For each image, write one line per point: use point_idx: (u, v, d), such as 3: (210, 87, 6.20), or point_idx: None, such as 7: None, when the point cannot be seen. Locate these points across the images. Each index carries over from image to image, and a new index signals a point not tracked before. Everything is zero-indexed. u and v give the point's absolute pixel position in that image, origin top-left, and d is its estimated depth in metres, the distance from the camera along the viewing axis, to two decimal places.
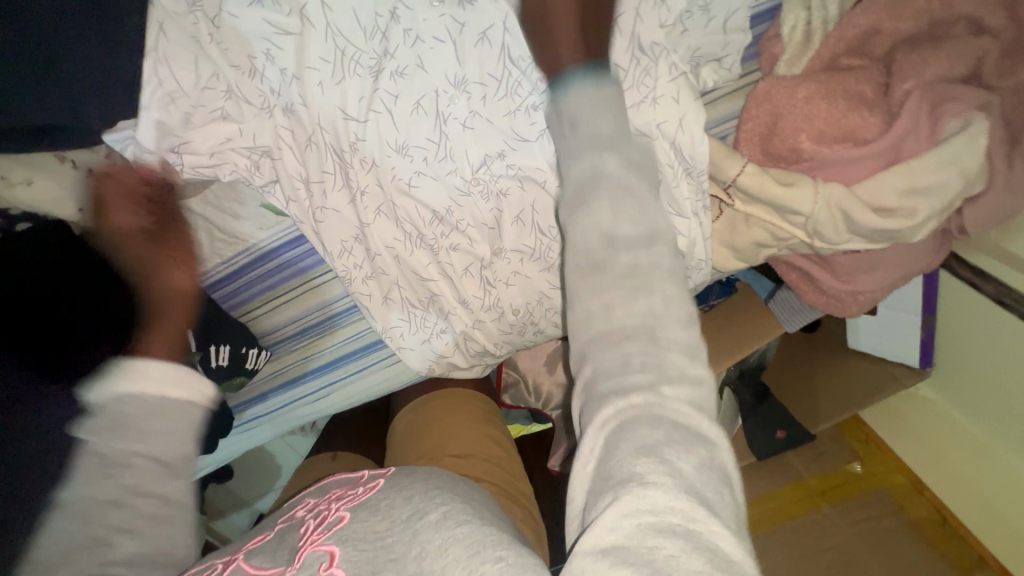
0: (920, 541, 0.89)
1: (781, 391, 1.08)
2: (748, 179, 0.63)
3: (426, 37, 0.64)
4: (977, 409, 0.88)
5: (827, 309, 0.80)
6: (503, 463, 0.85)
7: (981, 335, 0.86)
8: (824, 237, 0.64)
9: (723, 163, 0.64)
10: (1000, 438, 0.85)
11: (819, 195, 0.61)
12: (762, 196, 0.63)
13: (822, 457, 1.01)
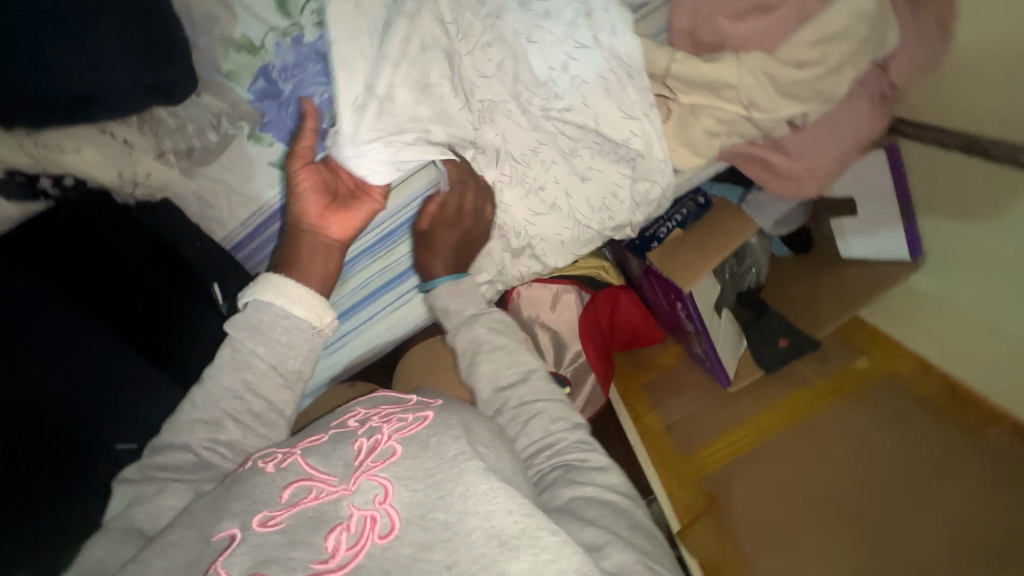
0: (928, 417, 0.84)
1: (782, 308, 1.10)
2: (680, 65, 0.71)
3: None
4: (974, 276, 0.89)
5: (792, 194, 0.84)
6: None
7: (952, 198, 0.91)
8: (759, 106, 0.71)
9: (654, 56, 0.74)
10: (1003, 294, 0.84)
11: (742, 63, 0.69)
12: (696, 78, 0.71)
13: (827, 361, 1.01)
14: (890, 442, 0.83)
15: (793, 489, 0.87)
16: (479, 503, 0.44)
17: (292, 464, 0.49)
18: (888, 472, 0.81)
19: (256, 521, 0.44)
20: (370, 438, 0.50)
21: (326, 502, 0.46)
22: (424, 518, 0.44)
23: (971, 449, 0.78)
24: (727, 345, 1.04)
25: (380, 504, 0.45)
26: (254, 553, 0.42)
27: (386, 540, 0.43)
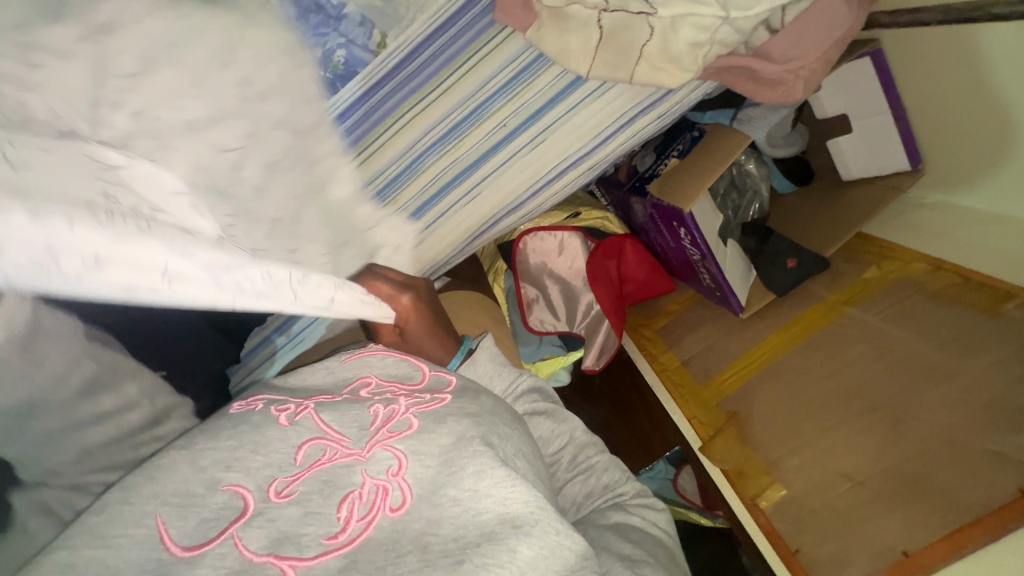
0: (946, 305, 0.83)
1: (791, 234, 1.10)
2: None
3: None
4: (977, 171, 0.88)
5: (781, 101, 0.86)
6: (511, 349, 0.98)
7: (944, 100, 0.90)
8: (734, 3, 0.76)
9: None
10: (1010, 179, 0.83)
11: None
12: None
13: (841, 276, 1.00)
14: (910, 331, 0.83)
15: (812, 393, 0.86)
16: (494, 487, 0.52)
17: (304, 420, 0.55)
18: (909, 362, 0.80)
19: (273, 490, 0.49)
20: (386, 409, 0.57)
21: (338, 465, 0.52)
22: (436, 496, 0.51)
23: (989, 324, 0.76)
24: (736, 271, 1.05)
25: (392, 476, 0.52)
26: (268, 530, 0.46)
27: (397, 513, 0.49)
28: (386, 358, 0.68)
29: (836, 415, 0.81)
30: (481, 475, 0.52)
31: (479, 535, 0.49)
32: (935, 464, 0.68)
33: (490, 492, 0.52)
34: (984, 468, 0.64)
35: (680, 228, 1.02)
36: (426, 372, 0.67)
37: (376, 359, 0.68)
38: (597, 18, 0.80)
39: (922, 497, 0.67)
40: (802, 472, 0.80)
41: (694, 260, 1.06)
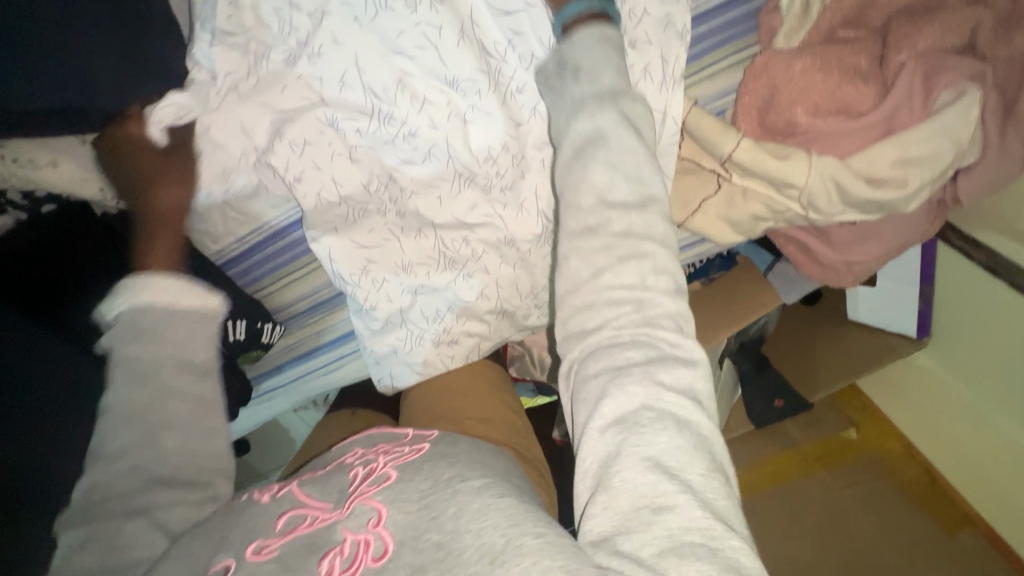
0: (908, 505, 0.92)
1: (781, 363, 1.10)
2: (744, 153, 0.64)
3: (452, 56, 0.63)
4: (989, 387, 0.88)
5: (825, 281, 0.82)
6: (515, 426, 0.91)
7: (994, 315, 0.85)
8: (817, 209, 0.66)
9: (717, 137, 0.65)
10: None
11: (813, 167, 0.62)
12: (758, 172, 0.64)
13: (817, 423, 1.04)
14: (868, 519, 0.91)
15: (767, 550, 0.93)
16: (484, 516, 0.40)
17: (283, 492, 0.47)
18: (862, 556, 0.88)
19: (249, 550, 0.42)
20: (362, 466, 0.49)
21: (317, 525, 0.43)
22: (418, 540, 0.40)
23: (944, 545, 0.88)
24: (723, 397, 1.04)
25: (374, 527, 0.42)
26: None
27: (378, 563, 0.40)
28: (372, 435, 0.62)
29: None
30: (463, 513, 0.41)
31: None
32: None
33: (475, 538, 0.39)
34: None
35: None
36: (411, 430, 0.60)
37: (362, 437, 0.63)
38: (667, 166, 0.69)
39: None
40: None
41: None
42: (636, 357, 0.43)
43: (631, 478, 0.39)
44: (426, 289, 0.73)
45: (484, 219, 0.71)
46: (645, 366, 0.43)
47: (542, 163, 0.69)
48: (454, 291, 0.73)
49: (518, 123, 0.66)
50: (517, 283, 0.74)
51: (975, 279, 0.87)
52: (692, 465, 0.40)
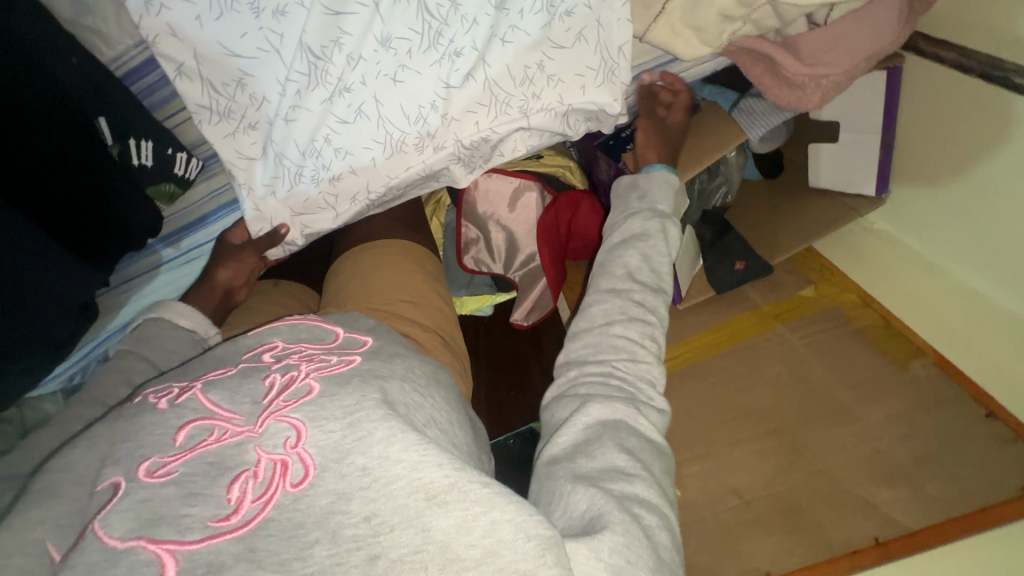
0: (864, 344, 0.89)
1: (747, 231, 1.07)
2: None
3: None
4: (947, 240, 0.90)
5: (792, 105, 0.78)
6: (440, 301, 0.83)
7: (951, 161, 0.86)
8: None
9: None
10: (985, 251, 0.84)
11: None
12: None
13: (778, 286, 1.02)
14: (823, 362, 0.89)
15: (726, 402, 0.90)
16: (405, 452, 0.45)
17: (190, 401, 0.52)
18: (820, 397, 0.86)
19: (144, 470, 0.46)
20: (284, 377, 0.54)
21: (229, 445, 0.48)
22: (342, 465, 0.45)
23: (896, 376, 0.85)
24: (685, 259, 1.01)
25: (291, 449, 0.47)
26: (138, 511, 0.43)
27: (297, 489, 0.44)
28: (295, 326, 0.64)
29: (743, 430, 0.86)
30: (390, 441, 0.46)
31: (395, 517, 0.41)
32: (818, 499, 0.78)
33: (401, 458, 0.45)
34: (852, 513, 0.75)
35: None
36: (340, 332, 0.64)
37: (284, 328, 0.64)
38: None
39: (797, 526, 0.76)
40: (700, 477, 0.84)
41: None
42: (614, 370, 0.61)
43: (599, 454, 0.53)
44: (305, 114, 0.65)
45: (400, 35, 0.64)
46: (620, 366, 0.62)
47: None
48: (332, 112, 0.65)
49: None
50: (400, 105, 0.66)
51: (930, 124, 0.87)
52: (628, 461, 0.53)
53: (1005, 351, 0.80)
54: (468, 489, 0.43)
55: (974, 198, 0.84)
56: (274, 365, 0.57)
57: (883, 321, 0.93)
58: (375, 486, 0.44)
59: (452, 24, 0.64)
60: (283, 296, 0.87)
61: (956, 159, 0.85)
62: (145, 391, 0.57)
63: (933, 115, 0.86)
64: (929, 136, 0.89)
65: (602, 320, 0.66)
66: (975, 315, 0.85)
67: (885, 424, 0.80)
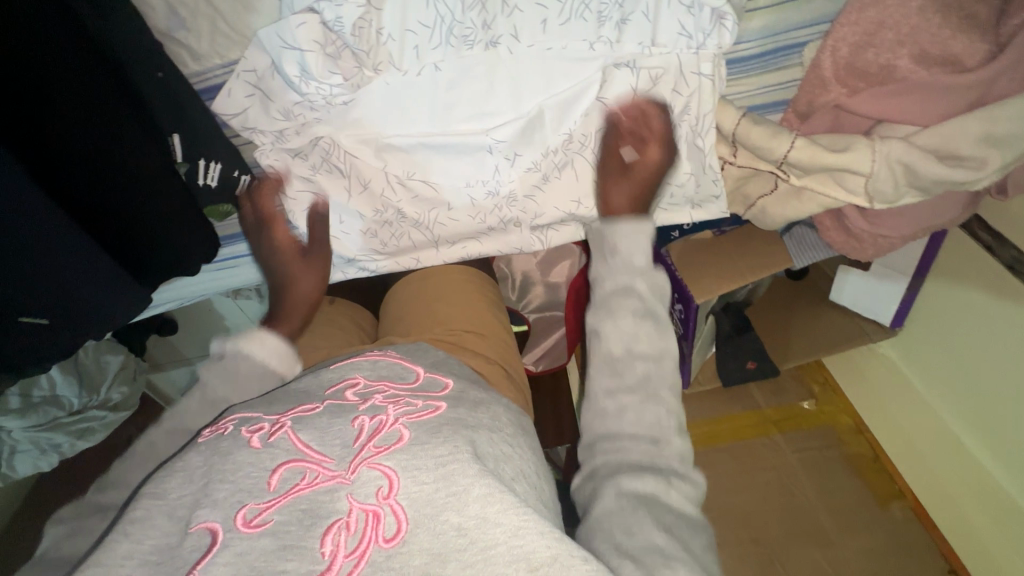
0: (851, 473, 0.99)
1: (762, 329, 1.12)
2: (798, 152, 0.66)
3: (522, 4, 0.64)
4: (936, 385, 0.95)
5: (845, 250, 0.81)
6: (503, 342, 0.84)
7: (958, 325, 0.91)
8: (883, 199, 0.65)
9: (768, 143, 0.67)
10: (971, 414, 0.89)
11: (876, 153, 0.62)
12: (818, 162, 0.65)
13: (781, 391, 1.09)
14: (813, 483, 0.97)
15: (726, 505, 0.97)
16: (503, 514, 0.46)
17: (280, 441, 0.52)
18: (808, 519, 0.94)
19: (242, 519, 0.46)
20: (372, 421, 0.54)
21: (322, 490, 0.48)
22: (436, 522, 0.46)
23: (878, 514, 0.95)
24: (702, 346, 1.06)
25: (383, 500, 0.47)
26: (238, 564, 0.43)
27: (392, 544, 0.45)
28: (376, 362, 0.66)
29: (736, 536, 0.94)
30: (488, 501, 0.47)
31: None
32: None
33: (501, 521, 0.46)
34: None
35: (676, 302, 0.98)
36: (420, 373, 0.66)
37: (366, 363, 0.66)
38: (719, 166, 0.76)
39: None
40: None
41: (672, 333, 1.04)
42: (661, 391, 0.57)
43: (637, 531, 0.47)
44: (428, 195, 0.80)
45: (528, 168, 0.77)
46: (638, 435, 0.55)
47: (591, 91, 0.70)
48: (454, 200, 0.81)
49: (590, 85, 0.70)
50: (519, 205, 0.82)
51: (951, 285, 0.91)
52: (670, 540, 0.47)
53: (974, 515, 0.88)
54: (569, 563, 0.44)
55: (961, 365, 0.90)
56: (359, 405, 0.56)
57: (869, 453, 1.02)
58: (471, 548, 0.44)
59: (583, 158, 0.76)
60: (340, 319, 0.89)
61: (964, 327, 0.90)
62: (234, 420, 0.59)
63: (955, 280, 0.90)
64: (951, 297, 0.92)
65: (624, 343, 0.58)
66: (953, 470, 0.91)
67: (860, 558, 0.89)
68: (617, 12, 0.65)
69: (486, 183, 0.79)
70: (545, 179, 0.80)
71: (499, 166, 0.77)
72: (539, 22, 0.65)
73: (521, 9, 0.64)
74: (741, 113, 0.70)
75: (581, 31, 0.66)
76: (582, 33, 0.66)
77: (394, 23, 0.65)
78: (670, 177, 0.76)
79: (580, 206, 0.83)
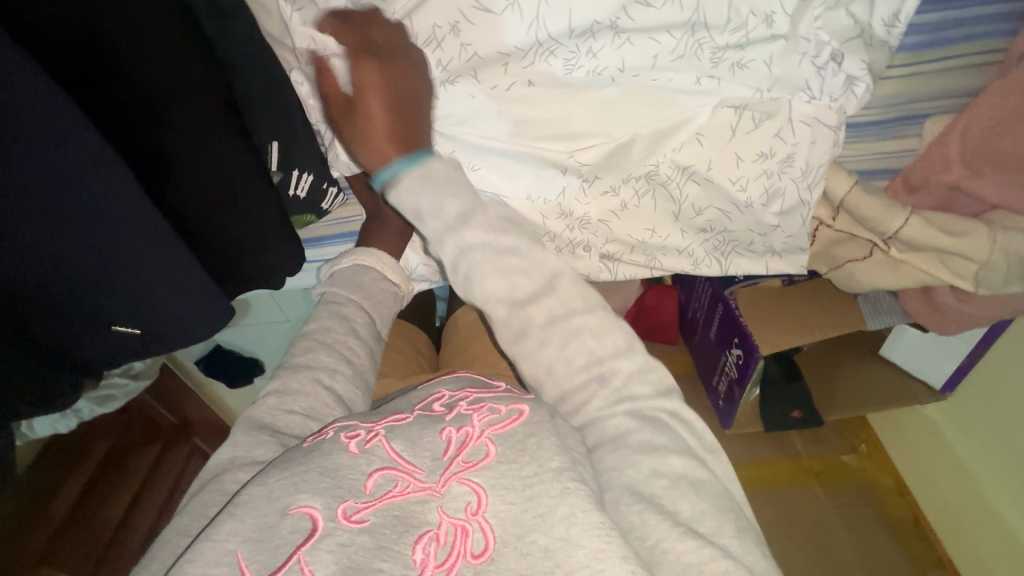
0: (887, 535, 1.02)
1: (809, 376, 1.11)
2: (912, 230, 0.65)
3: (635, 39, 0.61)
4: (980, 453, 0.95)
5: (927, 324, 0.80)
6: None
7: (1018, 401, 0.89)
8: (986, 283, 0.66)
9: (881, 216, 0.66)
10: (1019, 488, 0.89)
11: (996, 244, 0.62)
12: (925, 244, 0.65)
13: (820, 442, 1.12)
14: (850, 541, 1.00)
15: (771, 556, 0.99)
16: (587, 537, 0.42)
17: (376, 448, 0.46)
18: None
19: (342, 512, 0.41)
20: (460, 432, 0.47)
21: (412, 499, 0.44)
22: (524, 542, 0.42)
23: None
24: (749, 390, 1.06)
25: (471, 515, 0.43)
26: (341, 556, 0.39)
27: (479, 562, 0.41)
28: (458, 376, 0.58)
29: None
30: (571, 521, 0.43)
31: None
32: None
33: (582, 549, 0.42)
34: None
35: (734, 346, 0.98)
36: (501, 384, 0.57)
37: (449, 378, 0.58)
38: (814, 227, 0.75)
39: None
40: None
41: (726, 374, 1.04)
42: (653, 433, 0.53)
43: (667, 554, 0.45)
44: None
45: (605, 191, 0.75)
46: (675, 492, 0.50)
47: (698, 138, 0.68)
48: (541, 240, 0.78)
49: (700, 131, 0.68)
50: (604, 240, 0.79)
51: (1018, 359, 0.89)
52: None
53: None
54: None
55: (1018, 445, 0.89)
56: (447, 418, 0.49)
57: (906, 515, 1.06)
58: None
59: (670, 188, 0.73)
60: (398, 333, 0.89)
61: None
62: (336, 426, 0.50)
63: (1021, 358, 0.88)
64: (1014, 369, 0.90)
65: (546, 366, 0.56)
66: (993, 544, 0.93)
67: None
68: (735, 54, 0.62)
69: (547, 200, 0.75)
70: (622, 206, 0.76)
71: (567, 186, 0.73)
72: (651, 58, 0.62)
73: (633, 44, 0.61)
74: (853, 181, 0.68)
75: (686, 72, 0.63)
76: (691, 68, 0.63)
77: (493, 39, 0.61)
78: (754, 226, 0.75)
79: (653, 234, 0.78)
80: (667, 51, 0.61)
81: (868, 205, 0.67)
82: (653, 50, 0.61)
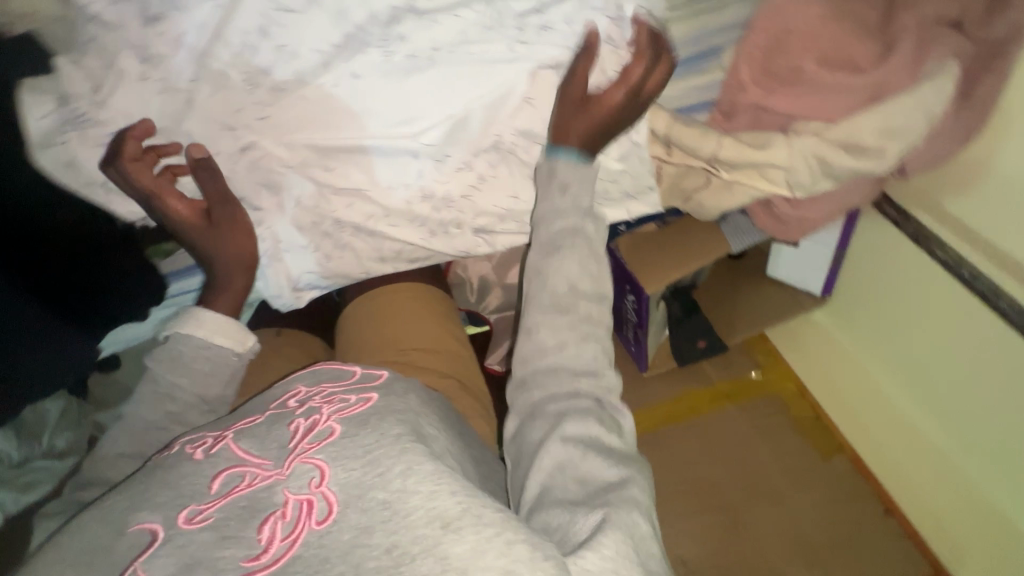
0: (797, 434, 1.12)
1: (706, 309, 1.19)
2: (728, 151, 0.72)
3: (439, 17, 0.66)
4: (862, 343, 1.05)
5: (775, 234, 0.87)
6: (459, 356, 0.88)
7: (885, 288, 0.98)
8: (800, 186, 0.73)
9: (698, 141, 0.72)
10: (898, 365, 0.98)
11: (791, 147, 0.70)
12: (740, 160, 0.72)
13: (731, 366, 1.20)
14: (764, 449, 1.10)
15: (697, 479, 1.08)
16: (420, 483, 0.45)
17: (223, 450, 0.51)
18: (764, 484, 1.07)
19: (184, 518, 0.46)
20: (307, 420, 0.52)
21: (260, 489, 0.48)
22: (363, 501, 0.45)
23: (821, 470, 1.09)
24: (654, 332, 1.12)
25: (316, 488, 0.47)
26: (180, 555, 0.43)
27: (322, 525, 0.44)
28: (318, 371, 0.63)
29: (704, 508, 1.06)
30: (408, 474, 0.46)
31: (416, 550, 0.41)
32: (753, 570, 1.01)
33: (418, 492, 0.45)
34: None
35: (629, 292, 1.04)
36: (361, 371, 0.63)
37: (309, 374, 0.62)
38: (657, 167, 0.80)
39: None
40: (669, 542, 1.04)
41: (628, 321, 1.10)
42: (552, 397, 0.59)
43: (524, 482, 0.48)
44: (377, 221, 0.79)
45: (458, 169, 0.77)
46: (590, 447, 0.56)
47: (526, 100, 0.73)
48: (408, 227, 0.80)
49: (527, 92, 0.72)
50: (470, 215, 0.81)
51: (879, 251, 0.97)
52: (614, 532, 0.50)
53: (902, 462, 1.01)
54: (480, 515, 0.44)
55: (890, 329, 0.98)
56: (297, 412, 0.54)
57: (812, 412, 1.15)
58: (394, 519, 0.43)
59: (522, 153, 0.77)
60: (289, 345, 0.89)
61: (889, 291, 0.97)
62: (183, 441, 0.56)
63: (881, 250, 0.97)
64: (876, 261, 0.98)
65: None
66: (883, 422, 1.03)
67: (805, 509, 1.05)
68: (536, 17, 0.67)
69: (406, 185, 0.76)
70: (480, 179, 0.79)
71: (424, 170, 0.75)
72: (459, 33, 0.67)
73: (439, 23, 0.66)
74: (671, 116, 0.74)
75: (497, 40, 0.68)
76: (501, 36, 0.68)
77: (308, 39, 0.64)
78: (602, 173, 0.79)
79: (516, 201, 0.82)
80: (472, 24, 0.67)
81: (688, 138, 0.73)
82: (458, 24, 0.66)
